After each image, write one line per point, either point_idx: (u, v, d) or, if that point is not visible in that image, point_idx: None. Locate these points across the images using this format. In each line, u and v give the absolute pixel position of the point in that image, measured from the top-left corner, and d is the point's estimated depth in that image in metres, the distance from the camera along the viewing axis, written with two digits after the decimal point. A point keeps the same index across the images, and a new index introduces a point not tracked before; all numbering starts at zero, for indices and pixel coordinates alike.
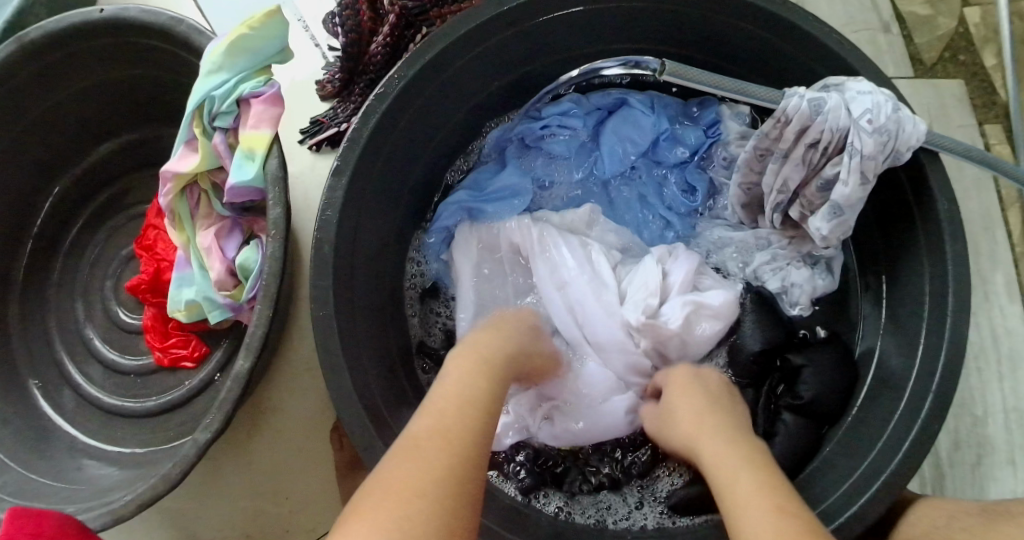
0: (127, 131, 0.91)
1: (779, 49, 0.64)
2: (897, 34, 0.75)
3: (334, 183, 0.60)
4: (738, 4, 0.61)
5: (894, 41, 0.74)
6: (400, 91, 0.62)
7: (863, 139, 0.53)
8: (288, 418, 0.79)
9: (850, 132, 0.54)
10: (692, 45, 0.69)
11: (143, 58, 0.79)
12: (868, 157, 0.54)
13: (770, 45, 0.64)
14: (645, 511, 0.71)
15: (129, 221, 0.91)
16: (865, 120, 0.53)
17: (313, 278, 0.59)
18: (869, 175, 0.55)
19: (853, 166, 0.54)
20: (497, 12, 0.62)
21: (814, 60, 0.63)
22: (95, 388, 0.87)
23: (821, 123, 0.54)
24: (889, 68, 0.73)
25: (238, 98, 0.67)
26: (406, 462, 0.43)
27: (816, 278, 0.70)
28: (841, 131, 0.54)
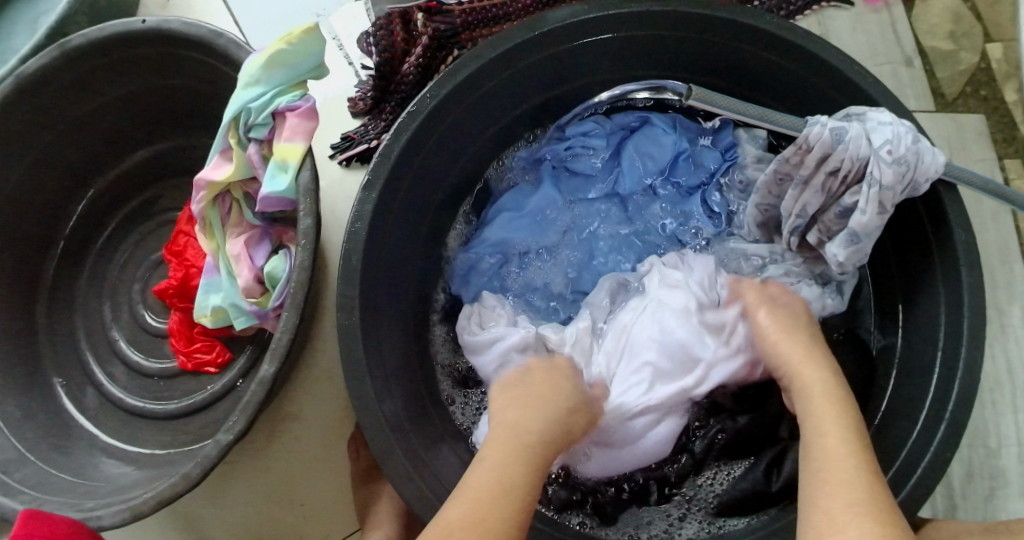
0: (161, 139, 0.94)
1: (803, 79, 0.65)
2: (918, 68, 0.76)
3: (363, 196, 0.62)
4: (764, 33, 0.63)
5: (916, 75, 0.76)
6: (433, 109, 0.64)
7: (882, 169, 0.54)
8: (305, 425, 0.81)
9: (870, 162, 0.54)
10: (717, 73, 0.71)
11: (183, 69, 0.82)
12: (887, 187, 0.54)
13: (795, 75, 0.66)
14: (687, 522, 0.68)
15: (160, 227, 0.94)
16: (885, 151, 0.53)
17: (340, 287, 0.60)
18: (887, 204, 0.55)
19: (872, 195, 0.54)
20: (528, 36, 0.63)
21: (837, 91, 0.64)
22: (117, 389, 0.88)
23: (842, 151, 0.55)
24: (910, 100, 0.75)
25: (272, 111, 0.69)
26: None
27: (826, 296, 0.67)
28: (861, 160, 0.55)
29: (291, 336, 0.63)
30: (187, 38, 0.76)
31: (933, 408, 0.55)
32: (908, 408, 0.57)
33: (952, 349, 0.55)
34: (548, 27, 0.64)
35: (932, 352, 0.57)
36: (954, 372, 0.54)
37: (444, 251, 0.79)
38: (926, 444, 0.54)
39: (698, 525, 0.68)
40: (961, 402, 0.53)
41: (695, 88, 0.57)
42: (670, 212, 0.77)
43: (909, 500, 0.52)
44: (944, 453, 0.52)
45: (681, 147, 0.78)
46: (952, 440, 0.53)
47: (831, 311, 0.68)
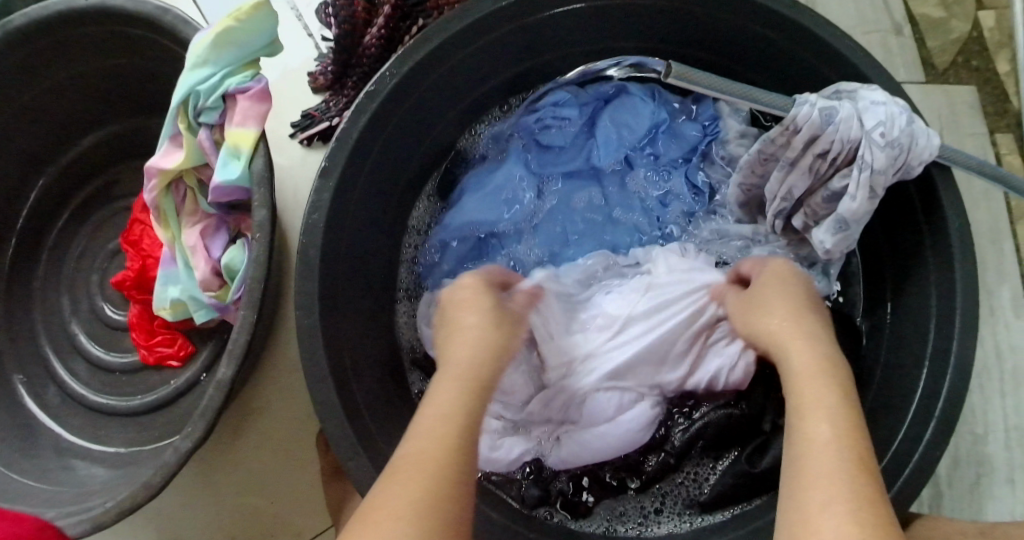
0: (116, 121, 0.89)
1: (786, 51, 0.62)
2: (908, 36, 0.72)
3: (321, 184, 0.58)
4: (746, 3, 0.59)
5: (906, 44, 0.72)
6: (392, 90, 0.59)
7: (874, 153, 0.51)
8: (275, 421, 0.78)
9: (862, 144, 0.51)
10: (696, 44, 0.67)
11: (129, 47, 0.77)
12: (878, 171, 0.51)
13: (778, 47, 0.62)
14: (664, 517, 0.65)
15: (116, 215, 0.89)
16: (878, 133, 0.50)
17: (300, 282, 0.57)
18: (878, 190, 0.52)
19: (863, 180, 0.51)
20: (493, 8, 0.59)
21: (822, 64, 0.60)
22: (80, 385, 0.85)
23: (832, 133, 0.51)
24: (899, 72, 0.71)
25: (223, 94, 0.64)
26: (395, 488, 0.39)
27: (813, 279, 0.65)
28: (852, 143, 0.52)
29: (249, 335, 0.60)
30: (134, 15, 0.71)
31: (922, 403, 0.52)
32: (896, 401, 0.55)
33: (943, 340, 0.52)
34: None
35: (921, 343, 0.55)
36: (945, 366, 0.52)
37: (409, 236, 0.74)
38: (915, 440, 0.52)
39: (675, 519, 0.64)
40: (951, 397, 0.51)
41: (673, 65, 0.52)
42: (651, 190, 0.74)
43: (897, 499, 0.50)
44: (934, 451, 0.50)
45: (660, 122, 0.74)
46: (941, 436, 0.50)
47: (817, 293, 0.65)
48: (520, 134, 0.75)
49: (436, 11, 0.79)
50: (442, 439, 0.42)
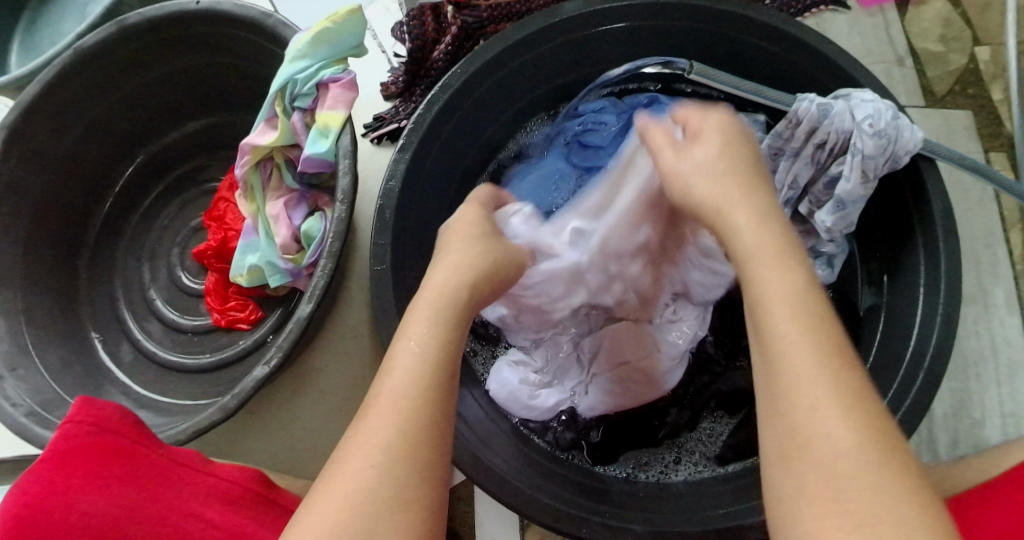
0: (206, 115, 1.01)
1: (798, 68, 0.72)
2: (910, 67, 0.82)
3: (398, 157, 0.68)
4: (764, 26, 0.69)
5: (908, 73, 0.82)
6: (463, 83, 0.70)
7: (864, 141, 0.58)
8: (328, 381, 0.85)
9: (853, 134, 0.58)
10: (720, 63, 0.77)
11: (229, 48, 0.89)
12: (868, 157, 0.59)
13: (791, 65, 0.72)
14: (680, 466, 0.69)
15: (197, 197, 1.00)
16: (866, 124, 0.57)
17: (375, 236, 0.66)
18: (870, 174, 0.60)
19: (855, 164, 0.59)
20: (549, 22, 0.70)
21: (829, 78, 0.70)
22: (152, 343, 0.94)
23: (827, 125, 0.59)
24: (901, 95, 0.81)
25: (317, 83, 0.75)
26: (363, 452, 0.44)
27: (819, 268, 0.68)
28: (845, 133, 0.59)
29: (327, 281, 0.69)
30: (239, 19, 0.83)
31: (911, 361, 0.59)
32: (890, 363, 0.62)
33: (932, 305, 0.59)
34: (568, 14, 0.71)
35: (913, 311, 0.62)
36: (932, 327, 0.59)
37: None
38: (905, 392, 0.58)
39: (691, 469, 0.69)
40: (938, 353, 0.58)
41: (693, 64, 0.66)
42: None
43: None
44: (922, 399, 0.57)
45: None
46: (928, 386, 0.57)
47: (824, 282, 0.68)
48: (565, 134, 0.85)
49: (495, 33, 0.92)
50: (418, 384, 0.46)
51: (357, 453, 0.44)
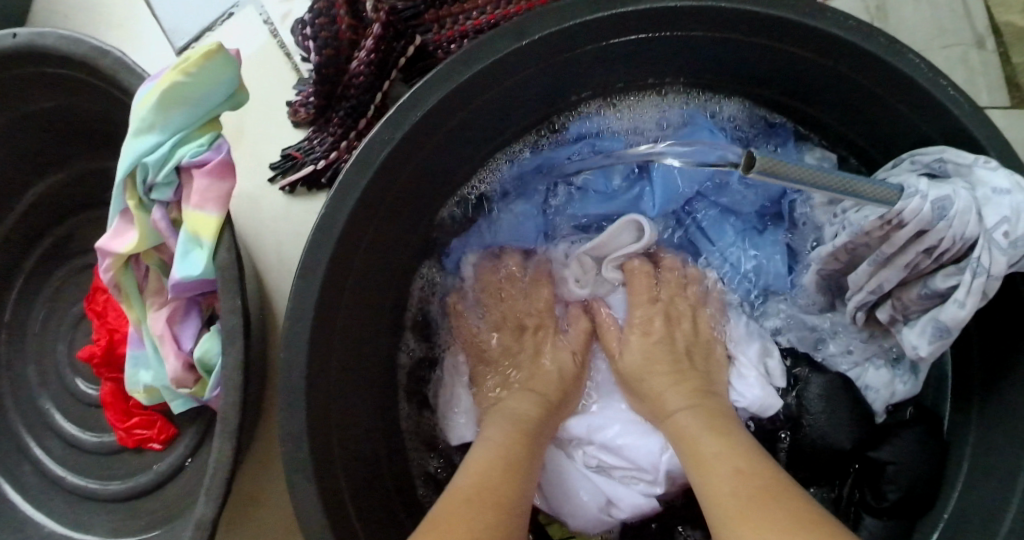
0: (70, 163, 0.78)
1: (870, 93, 0.54)
2: (991, 50, 0.70)
3: (301, 286, 0.47)
4: (837, 42, 0.50)
5: (989, 59, 0.70)
6: (385, 159, 0.49)
7: (993, 255, 0.46)
8: (268, 518, 0.65)
9: (978, 243, 0.47)
10: (759, 81, 0.60)
11: (81, 89, 0.66)
12: (995, 277, 0.47)
13: (865, 91, 0.54)
14: None
15: (77, 272, 0.79)
16: (1000, 231, 0.46)
17: (284, 408, 0.48)
18: (990, 294, 0.47)
19: (977, 285, 0.47)
20: (516, 48, 0.49)
21: (911, 109, 0.52)
22: (53, 463, 0.75)
23: (944, 229, 0.47)
24: (982, 94, 0.69)
25: (176, 166, 0.55)
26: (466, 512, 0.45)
27: (897, 382, 0.60)
28: (966, 239, 0.47)
29: (229, 467, 0.50)
30: (67, 56, 0.61)
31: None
32: (998, 502, 0.50)
33: None
34: (538, 34, 0.49)
35: None
36: None
37: (426, 269, 0.66)
38: None
39: None
40: None
41: (757, 155, 0.42)
42: (727, 247, 0.67)
43: None
44: None
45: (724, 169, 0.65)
46: None
47: (901, 397, 0.60)
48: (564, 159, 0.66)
49: (437, 24, 0.65)
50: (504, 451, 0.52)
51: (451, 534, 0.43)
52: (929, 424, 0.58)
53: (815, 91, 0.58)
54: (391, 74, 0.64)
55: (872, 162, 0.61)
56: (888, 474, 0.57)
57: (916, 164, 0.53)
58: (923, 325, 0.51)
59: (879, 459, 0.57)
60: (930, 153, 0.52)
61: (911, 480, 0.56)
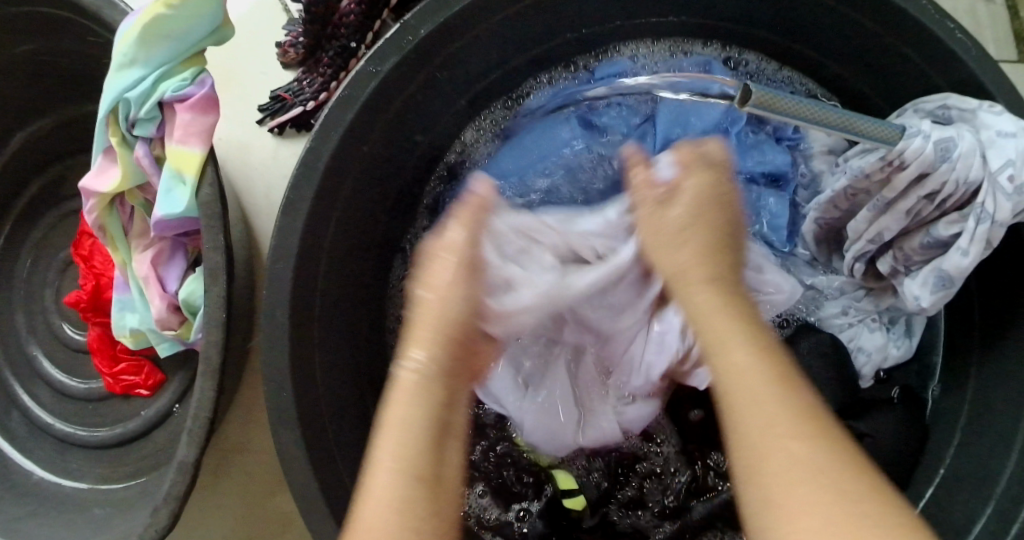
0: (55, 107, 0.76)
1: (873, 36, 0.52)
2: (1000, 2, 0.67)
3: (286, 223, 0.46)
4: None
5: (997, 13, 0.67)
6: (372, 93, 0.47)
7: (998, 201, 0.45)
8: (254, 466, 0.65)
9: (982, 188, 0.46)
10: (759, 26, 0.59)
11: (61, 27, 0.64)
12: (999, 224, 0.46)
13: (868, 33, 0.52)
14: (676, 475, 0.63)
15: (64, 218, 0.78)
16: (1005, 176, 0.45)
17: (266, 347, 0.47)
18: (993, 244, 0.47)
19: (980, 232, 0.46)
20: None
21: (918, 54, 0.50)
22: (43, 412, 0.75)
23: (947, 172, 0.46)
24: (990, 47, 0.67)
25: (159, 101, 0.53)
26: (400, 458, 0.38)
27: (890, 346, 0.59)
28: (970, 184, 0.46)
29: (213, 407, 0.50)
30: None
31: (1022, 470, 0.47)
32: (995, 461, 0.50)
33: None
34: None
35: None
36: None
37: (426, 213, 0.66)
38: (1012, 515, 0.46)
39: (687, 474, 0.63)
40: None
41: (754, 89, 0.41)
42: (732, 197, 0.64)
43: None
44: None
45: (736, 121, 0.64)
46: None
47: (894, 362, 0.59)
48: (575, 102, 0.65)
49: None
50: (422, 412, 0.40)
51: (381, 459, 0.38)
52: (910, 406, 0.58)
53: (820, 35, 0.56)
54: (381, 12, 0.62)
55: (876, 112, 0.59)
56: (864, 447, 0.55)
57: (919, 112, 0.51)
58: (925, 276, 0.50)
59: (856, 429, 0.55)
60: (933, 100, 0.50)
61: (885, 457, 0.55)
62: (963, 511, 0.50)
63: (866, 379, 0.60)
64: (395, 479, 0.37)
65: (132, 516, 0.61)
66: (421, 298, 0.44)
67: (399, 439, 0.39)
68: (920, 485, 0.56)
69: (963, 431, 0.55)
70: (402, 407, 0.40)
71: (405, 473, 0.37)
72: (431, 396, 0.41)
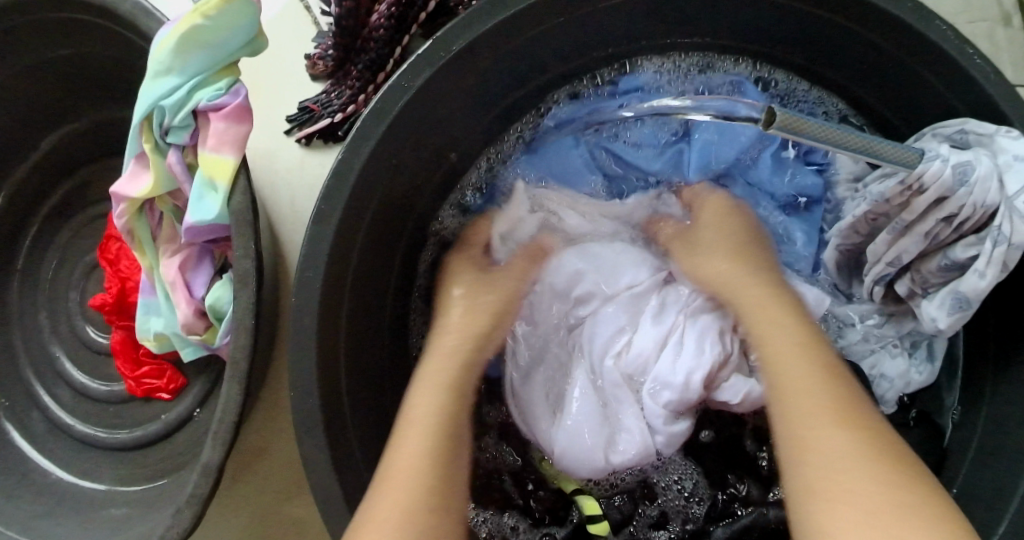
0: (86, 113, 0.78)
1: (894, 59, 0.53)
2: (1017, 28, 0.69)
3: (317, 232, 0.47)
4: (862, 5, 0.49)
5: (1013, 37, 0.68)
6: (404, 107, 0.48)
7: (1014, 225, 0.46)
8: (273, 471, 0.66)
9: (999, 211, 0.47)
10: (779, 47, 0.60)
11: (98, 36, 0.66)
12: (1015, 247, 0.47)
13: (889, 56, 0.53)
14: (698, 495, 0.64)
15: (91, 221, 0.79)
16: None
17: (293, 354, 0.48)
18: (1010, 267, 0.47)
19: (997, 255, 0.47)
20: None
21: (938, 79, 0.51)
22: (64, 412, 0.76)
23: (964, 196, 0.47)
24: (1007, 71, 0.68)
25: (193, 110, 0.55)
26: (412, 442, 0.48)
27: (912, 371, 0.60)
28: (987, 207, 0.47)
29: (239, 411, 0.51)
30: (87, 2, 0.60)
31: None
32: (1010, 481, 0.50)
33: None
34: None
35: None
36: None
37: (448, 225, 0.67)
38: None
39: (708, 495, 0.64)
40: None
41: (778, 111, 0.42)
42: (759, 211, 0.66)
43: None
44: None
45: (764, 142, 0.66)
46: None
47: (917, 387, 0.60)
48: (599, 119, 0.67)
49: None
50: (440, 403, 0.51)
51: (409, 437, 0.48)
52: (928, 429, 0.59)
53: (840, 57, 0.57)
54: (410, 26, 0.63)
55: (894, 133, 0.60)
56: None
57: (937, 136, 0.52)
58: (942, 298, 0.51)
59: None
60: (952, 125, 0.51)
61: None
62: (978, 531, 0.51)
63: (889, 405, 0.60)
64: (409, 454, 0.47)
65: (153, 518, 0.62)
66: (453, 299, 0.61)
67: (419, 395, 0.52)
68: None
69: (977, 451, 0.55)
70: (417, 413, 0.50)
71: (432, 444, 0.48)
72: (452, 399, 0.52)
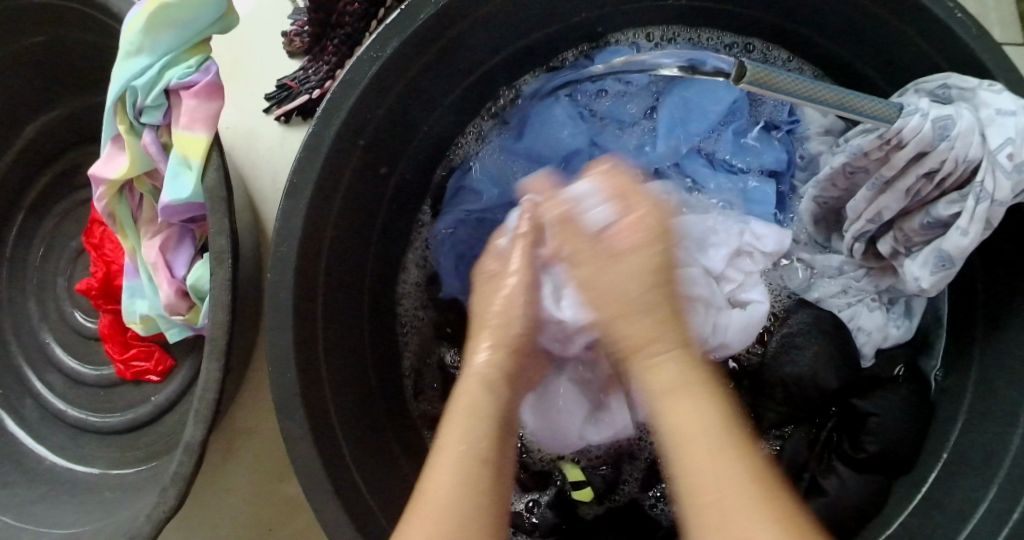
0: (65, 99, 0.77)
1: (875, 17, 0.52)
2: None
3: (289, 206, 0.47)
4: None
5: None
6: (374, 77, 0.47)
7: (997, 180, 0.45)
8: (262, 450, 0.66)
9: (982, 166, 0.46)
10: (760, 9, 0.59)
11: (70, 18, 0.65)
12: (999, 203, 0.46)
13: (871, 15, 0.52)
14: None
15: (75, 207, 0.79)
16: (1004, 154, 0.45)
17: (270, 332, 0.47)
18: (992, 223, 0.47)
19: (979, 211, 0.46)
20: None
21: (919, 36, 0.50)
22: (57, 398, 0.76)
23: (946, 150, 0.46)
24: (996, 29, 0.66)
25: (165, 88, 0.54)
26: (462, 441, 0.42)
27: (890, 325, 0.59)
28: (969, 162, 0.47)
29: (219, 390, 0.50)
30: None
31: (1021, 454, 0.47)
32: (997, 443, 0.50)
33: None
34: None
35: None
36: None
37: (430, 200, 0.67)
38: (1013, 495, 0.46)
39: None
40: None
41: (748, 66, 0.41)
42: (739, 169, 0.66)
43: None
44: None
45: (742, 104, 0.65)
46: None
47: (894, 341, 0.60)
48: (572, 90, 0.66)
49: None
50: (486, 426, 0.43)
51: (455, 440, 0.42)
52: (916, 384, 0.58)
53: (822, 16, 0.56)
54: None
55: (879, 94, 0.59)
56: (869, 426, 0.56)
57: (919, 92, 0.51)
58: (925, 257, 0.50)
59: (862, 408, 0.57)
60: (933, 80, 0.50)
61: (892, 435, 0.55)
62: (966, 493, 0.50)
63: (867, 358, 0.60)
64: (457, 478, 0.40)
65: (144, 499, 0.62)
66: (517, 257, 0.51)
67: (483, 400, 0.45)
68: (924, 467, 0.56)
69: (966, 413, 0.55)
70: (458, 426, 0.43)
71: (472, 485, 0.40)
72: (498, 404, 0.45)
